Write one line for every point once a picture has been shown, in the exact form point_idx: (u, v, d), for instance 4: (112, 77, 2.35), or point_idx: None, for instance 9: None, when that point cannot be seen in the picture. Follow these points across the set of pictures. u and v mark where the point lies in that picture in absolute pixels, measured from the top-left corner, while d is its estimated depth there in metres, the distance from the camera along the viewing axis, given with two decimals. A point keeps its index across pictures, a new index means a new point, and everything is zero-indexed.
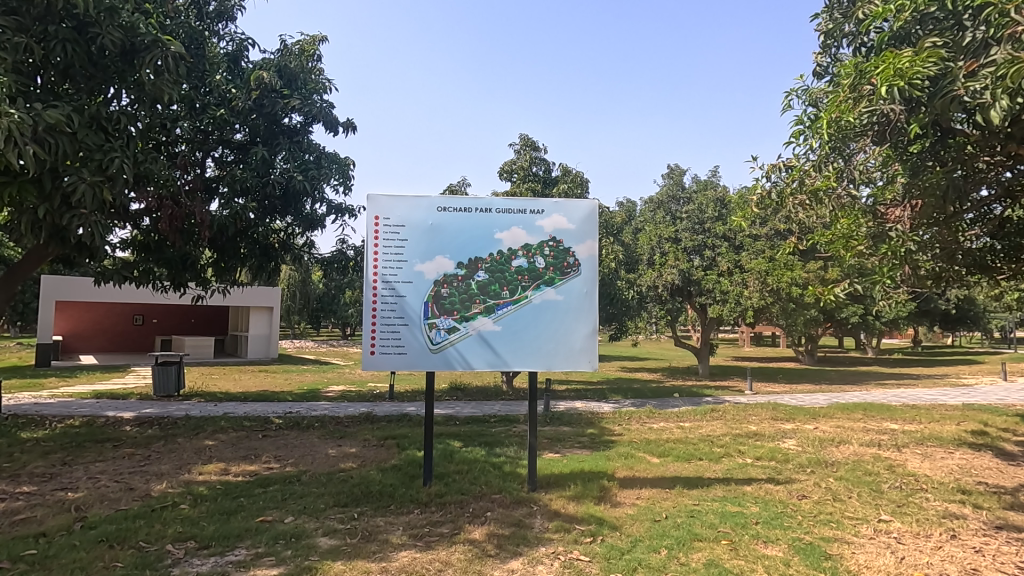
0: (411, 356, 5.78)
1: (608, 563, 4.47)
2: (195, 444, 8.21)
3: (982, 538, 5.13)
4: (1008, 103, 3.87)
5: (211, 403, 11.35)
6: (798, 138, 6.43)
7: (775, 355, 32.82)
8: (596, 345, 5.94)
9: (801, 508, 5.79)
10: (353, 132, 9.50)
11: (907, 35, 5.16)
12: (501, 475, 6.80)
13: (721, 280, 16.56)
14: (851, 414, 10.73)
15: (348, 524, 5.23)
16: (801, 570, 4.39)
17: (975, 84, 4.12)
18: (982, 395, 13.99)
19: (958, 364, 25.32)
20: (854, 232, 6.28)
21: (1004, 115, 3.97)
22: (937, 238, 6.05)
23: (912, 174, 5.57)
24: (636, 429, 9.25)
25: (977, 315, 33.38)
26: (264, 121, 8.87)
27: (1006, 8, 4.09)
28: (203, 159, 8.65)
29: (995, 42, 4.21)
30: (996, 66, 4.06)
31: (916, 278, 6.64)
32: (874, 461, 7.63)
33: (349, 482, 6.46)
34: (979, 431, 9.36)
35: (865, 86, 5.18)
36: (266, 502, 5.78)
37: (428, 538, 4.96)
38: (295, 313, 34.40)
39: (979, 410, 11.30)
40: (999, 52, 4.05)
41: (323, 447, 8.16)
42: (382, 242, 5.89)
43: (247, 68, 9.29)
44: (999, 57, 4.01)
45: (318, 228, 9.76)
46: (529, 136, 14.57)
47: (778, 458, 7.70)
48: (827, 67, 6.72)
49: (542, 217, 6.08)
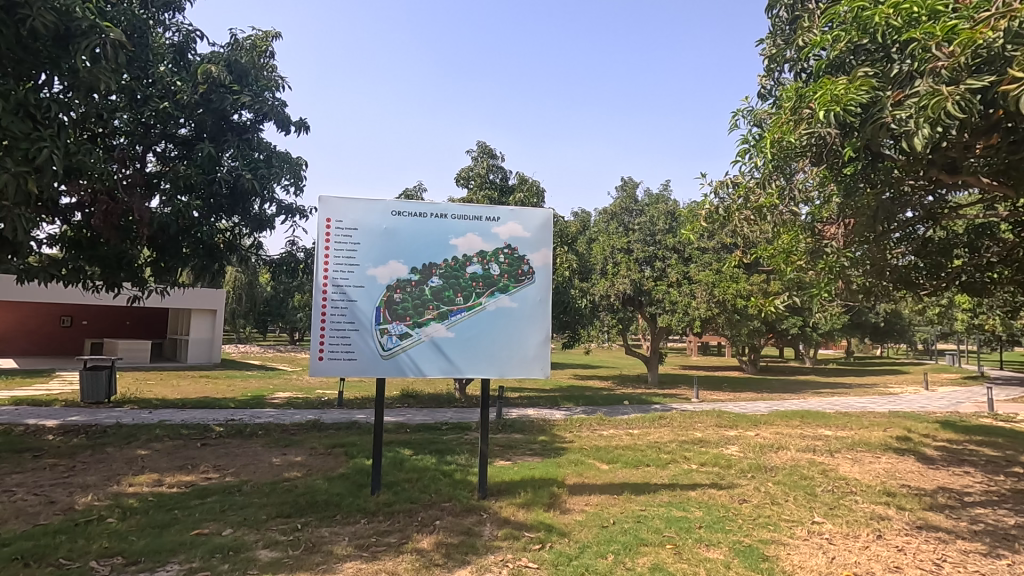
0: (360, 362, 5.68)
1: (556, 569, 4.53)
2: (127, 454, 7.77)
3: (904, 537, 5.49)
4: (929, 133, 4.17)
5: (145, 410, 10.75)
6: (744, 157, 6.83)
7: (721, 364, 34.62)
8: (548, 353, 6.00)
9: (742, 511, 6.04)
10: (306, 132, 9.20)
11: (843, 63, 5.43)
12: (452, 483, 6.74)
13: (671, 290, 17.04)
14: (790, 420, 11.29)
15: (291, 535, 5.07)
16: (740, 572, 4.58)
17: (902, 112, 4.44)
18: (906, 404, 14.90)
19: (887, 373, 27.68)
20: (795, 247, 6.90)
21: (925, 142, 4.25)
22: (868, 255, 6.59)
23: (846, 194, 5.96)
24: (587, 436, 9.36)
25: (903, 327, 35.83)
26: (211, 117, 8.49)
27: (929, 43, 4.42)
28: (145, 153, 8.23)
29: (919, 75, 4.52)
30: (919, 98, 4.35)
31: (849, 292, 7.30)
32: (809, 466, 8.01)
33: (293, 492, 6.27)
34: (903, 437, 10.00)
35: (804, 109, 5.45)
36: (203, 514, 5.53)
37: (374, 548, 4.87)
38: (240, 317, 33.19)
39: (904, 417, 12.04)
40: (922, 84, 4.35)
41: (267, 456, 7.88)
42: (334, 244, 5.77)
43: (196, 61, 8.87)
44: (922, 89, 4.30)
45: (267, 228, 9.41)
46: (488, 143, 14.62)
47: (721, 464, 7.98)
48: (771, 89, 7.08)
49: (498, 224, 6.12)
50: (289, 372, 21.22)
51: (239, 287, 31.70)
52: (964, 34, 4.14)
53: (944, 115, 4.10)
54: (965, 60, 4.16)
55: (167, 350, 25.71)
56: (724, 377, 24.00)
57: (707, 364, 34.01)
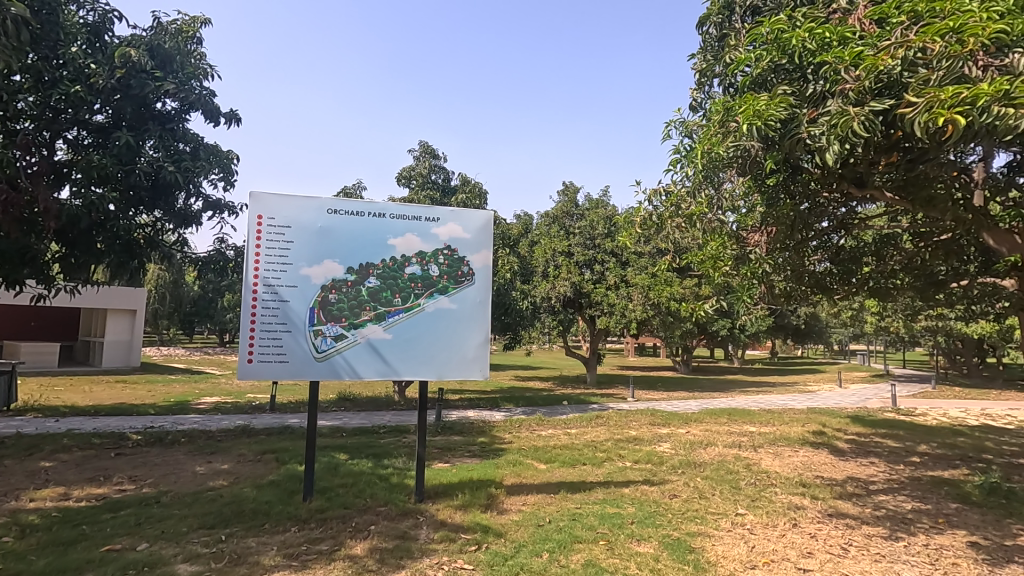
0: (292, 364, 5.48)
1: (491, 570, 4.54)
2: (28, 467, 7.13)
3: (817, 525, 5.90)
4: (838, 149, 4.49)
5: (51, 418, 9.91)
6: (676, 166, 7.12)
7: (654, 364, 35.97)
8: (487, 354, 6.02)
9: (672, 506, 6.28)
10: (237, 124, 8.76)
11: (765, 80, 5.63)
12: (388, 487, 6.62)
13: (609, 293, 17.46)
14: (718, 417, 11.87)
15: (214, 547, 4.82)
16: (668, 564, 4.76)
17: (814, 129, 4.72)
18: (822, 400, 15.95)
19: (806, 373, 29.50)
20: (722, 253, 7.25)
21: (835, 158, 4.57)
22: (789, 262, 7.11)
23: (768, 204, 6.34)
24: (526, 437, 9.44)
25: (820, 330, 38.40)
26: (130, 104, 7.92)
27: (839, 66, 4.69)
28: (53, 140, 7.57)
29: (830, 95, 4.78)
30: (829, 116, 4.64)
31: (771, 295, 7.78)
32: (735, 461, 8.45)
33: (218, 501, 5.96)
34: (819, 431, 10.73)
35: (730, 122, 5.72)
36: (115, 529, 5.15)
37: (304, 557, 4.71)
38: (163, 318, 31.30)
39: (821, 413, 12.91)
40: (832, 104, 4.64)
41: (190, 464, 7.45)
42: (265, 243, 5.53)
43: (113, 44, 8.24)
44: (832, 108, 4.59)
45: (192, 224, 8.92)
46: (429, 143, 14.45)
47: (654, 461, 8.28)
48: (702, 102, 7.41)
49: (437, 224, 6.07)
50: (216, 376, 20.19)
51: (164, 287, 29.63)
52: (868, 60, 4.46)
53: (852, 133, 4.42)
54: (869, 84, 4.47)
55: (77, 353, 23.86)
56: (657, 377, 24.86)
57: (642, 363, 35.27)
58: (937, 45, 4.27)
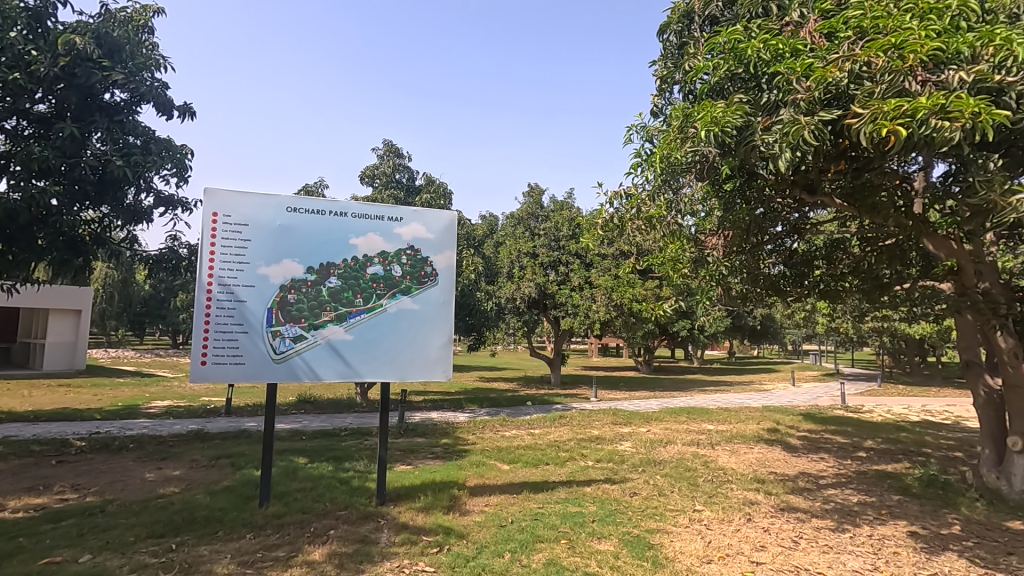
0: (249, 366, 5.31)
1: (453, 572, 4.51)
2: None
3: (769, 519, 6.10)
4: (790, 156, 4.63)
5: None
6: (637, 170, 7.23)
7: (616, 364, 36.59)
8: (450, 355, 5.98)
9: (632, 504, 6.39)
10: (191, 117, 8.44)
11: (722, 88, 5.80)
12: (348, 491, 6.50)
13: (573, 294, 17.60)
14: (677, 416, 12.13)
15: (163, 557, 4.63)
16: (628, 561, 4.83)
17: (768, 137, 4.84)
18: (777, 399, 16.45)
19: (761, 372, 30.36)
20: (681, 256, 7.27)
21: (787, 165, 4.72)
22: (744, 263, 7.36)
23: (726, 208, 6.53)
24: (489, 438, 9.42)
25: (773, 330, 39.74)
26: (75, 94, 7.53)
27: (791, 77, 4.85)
28: None
29: (784, 104, 4.94)
30: (782, 125, 4.76)
31: (728, 297, 7.99)
32: (693, 458, 8.66)
33: (168, 509, 5.73)
34: (773, 429, 11.09)
35: (689, 129, 5.83)
36: (55, 541, 4.89)
37: (259, 564, 4.58)
38: (110, 318, 30.01)
39: (775, 411, 13.35)
40: (785, 112, 4.78)
41: (139, 470, 7.14)
42: (220, 241, 5.35)
43: (56, 30, 7.81)
44: (784, 117, 4.73)
45: (142, 220, 8.55)
46: (393, 141, 14.26)
47: (615, 460, 8.41)
48: (663, 108, 7.55)
49: (400, 224, 5.99)
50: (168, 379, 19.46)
51: (113, 286, 28.37)
52: (818, 72, 4.60)
53: (802, 141, 4.58)
54: (818, 95, 4.64)
55: (16, 355, 22.64)
56: (619, 377, 25.25)
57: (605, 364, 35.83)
58: (881, 60, 4.43)
